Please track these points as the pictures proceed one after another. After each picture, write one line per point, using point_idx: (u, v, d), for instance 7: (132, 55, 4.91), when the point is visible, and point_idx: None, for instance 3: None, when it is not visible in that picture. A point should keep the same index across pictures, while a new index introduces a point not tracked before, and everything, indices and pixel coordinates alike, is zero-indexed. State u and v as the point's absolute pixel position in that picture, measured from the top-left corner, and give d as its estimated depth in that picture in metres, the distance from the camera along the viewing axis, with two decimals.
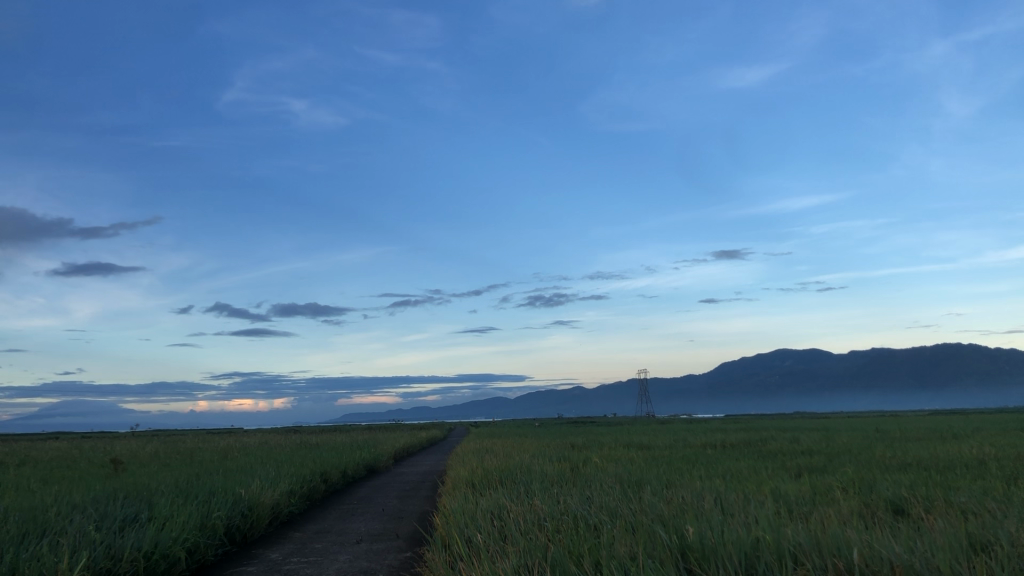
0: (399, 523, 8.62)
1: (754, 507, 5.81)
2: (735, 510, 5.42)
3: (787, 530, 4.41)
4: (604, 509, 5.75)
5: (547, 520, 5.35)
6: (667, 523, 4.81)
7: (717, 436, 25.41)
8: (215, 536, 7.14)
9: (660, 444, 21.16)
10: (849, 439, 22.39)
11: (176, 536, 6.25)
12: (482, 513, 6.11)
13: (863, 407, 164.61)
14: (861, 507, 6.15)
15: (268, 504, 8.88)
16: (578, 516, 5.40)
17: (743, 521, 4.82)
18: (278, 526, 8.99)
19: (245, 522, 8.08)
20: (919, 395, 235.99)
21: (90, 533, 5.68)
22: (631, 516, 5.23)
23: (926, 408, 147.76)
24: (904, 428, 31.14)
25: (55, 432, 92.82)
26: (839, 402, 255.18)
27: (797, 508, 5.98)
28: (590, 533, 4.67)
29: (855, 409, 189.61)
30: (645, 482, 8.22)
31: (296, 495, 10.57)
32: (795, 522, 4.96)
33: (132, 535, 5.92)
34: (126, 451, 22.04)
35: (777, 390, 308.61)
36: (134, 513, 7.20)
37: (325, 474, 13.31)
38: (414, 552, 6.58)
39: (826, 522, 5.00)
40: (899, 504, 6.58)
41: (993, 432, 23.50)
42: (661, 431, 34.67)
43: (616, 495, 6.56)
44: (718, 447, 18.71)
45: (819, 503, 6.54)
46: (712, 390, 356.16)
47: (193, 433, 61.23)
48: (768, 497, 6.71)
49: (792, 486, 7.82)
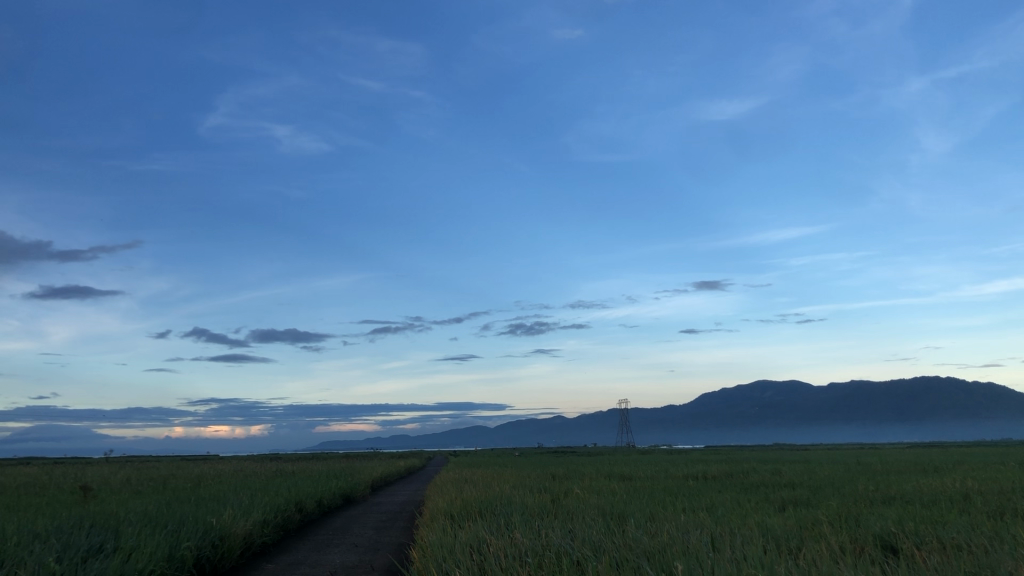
0: (375, 555, 8.40)
1: (740, 543, 5.65)
2: (725, 546, 5.26)
3: (781, 567, 4.21)
4: (587, 543, 5.56)
5: (528, 555, 5.17)
6: (654, 558, 4.65)
7: (695, 468, 25.25)
8: (183, 567, 6.89)
9: (640, 473, 21.04)
10: (828, 471, 22.30)
11: (142, 567, 6.01)
12: (461, 546, 5.93)
13: (840, 438, 165.55)
14: (850, 543, 5.99)
15: (240, 534, 8.64)
16: (561, 552, 5.21)
17: (731, 557, 4.67)
18: (250, 556, 8.74)
19: (215, 553, 7.83)
20: (897, 427, 236.98)
21: (50, 565, 5.44)
22: (616, 551, 5.07)
23: (904, 441, 147.91)
24: (880, 460, 31.11)
25: (26, 457, 92.01)
26: (818, 434, 255.96)
27: (786, 544, 5.84)
28: (573, 570, 4.48)
29: (833, 440, 190.55)
30: (627, 514, 8.06)
31: (270, 525, 10.31)
32: (787, 559, 4.81)
33: (94, 566, 5.68)
34: (96, 477, 21.64)
35: (756, 422, 309.18)
36: (100, 543, 6.94)
37: (300, 504, 13.03)
38: None
39: (817, 559, 4.86)
40: (888, 539, 6.45)
41: (975, 466, 23.49)
42: (642, 462, 34.56)
43: (599, 529, 6.42)
44: (701, 478, 18.60)
45: (807, 538, 6.40)
46: (691, 421, 356.51)
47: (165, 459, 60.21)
48: (755, 532, 6.58)
49: (778, 520, 7.71)
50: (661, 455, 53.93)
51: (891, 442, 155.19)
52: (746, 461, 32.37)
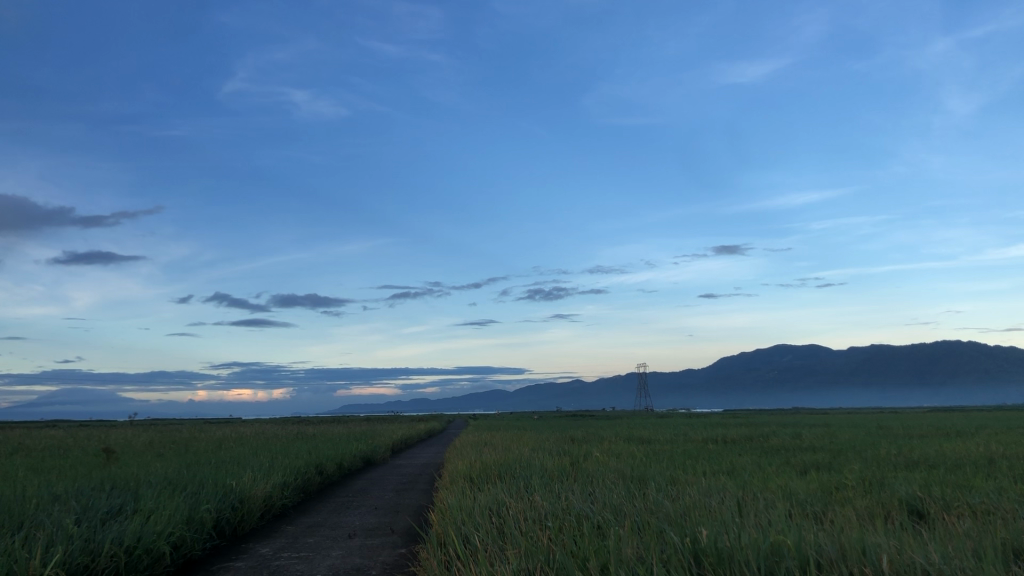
0: (395, 518, 8.39)
1: (764, 508, 5.52)
2: (748, 512, 5.13)
3: (808, 534, 4.04)
4: (608, 507, 5.45)
5: (548, 519, 5.06)
6: (677, 524, 4.53)
7: (717, 432, 25.09)
8: (202, 530, 6.86)
9: (661, 437, 20.88)
10: (850, 435, 22.04)
11: (160, 530, 5.98)
12: (480, 509, 5.83)
13: (859, 402, 165.48)
14: (877, 509, 5.86)
15: (260, 496, 8.64)
16: (580, 516, 5.10)
17: (757, 522, 4.53)
18: (271, 519, 8.76)
19: (236, 515, 7.83)
20: (918, 391, 235.86)
21: (68, 528, 5.40)
22: (637, 516, 4.95)
23: (926, 406, 146.82)
24: (903, 425, 30.60)
25: (53, 419, 93.67)
26: (838, 398, 255.68)
27: (811, 509, 5.71)
28: (593, 534, 4.37)
29: (853, 403, 190.28)
30: (648, 478, 7.96)
31: (290, 487, 10.34)
32: (810, 524, 4.67)
33: (112, 529, 5.66)
34: (121, 439, 21.93)
35: (775, 386, 309.01)
36: (120, 505, 6.93)
37: (320, 466, 13.06)
38: (409, 548, 6.35)
39: (844, 525, 4.71)
40: (915, 504, 6.31)
41: (998, 429, 23.20)
42: (664, 425, 34.62)
43: (620, 493, 6.33)
44: (721, 441, 18.53)
45: (831, 503, 6.27)
46: (710, 384, 356.94)
47: (189, 422, 60.88)
48: (778, 496, 6.47)
49: (801, 485, 7.58)
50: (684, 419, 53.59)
51: (913, 407, 154.00)
52: (766, 426, 32.18)
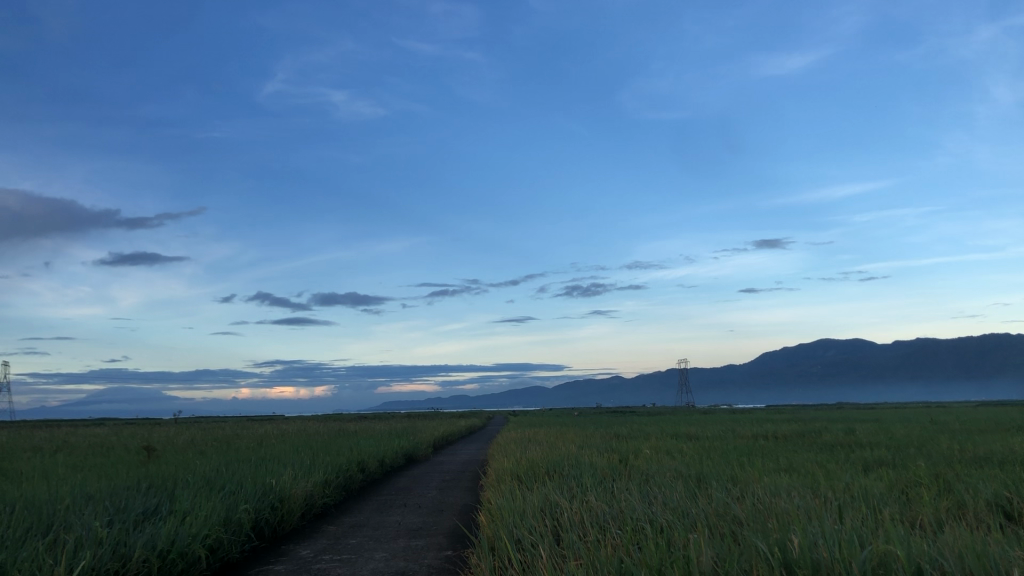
0: (440, 518, 8.05)
1: (840, 510, 5.10)
2: (830, 513, 4.72)
3: (907, 541, 3.60)
4: (674, 510, 5.03)
5: (612, 523, 4.66)
6: (754, 529, 4.09)
7: (766, 428, 24.51)
8: (241, 531, 6.57)
9: (708, 434, 20.35)
10: (906, 430, 21.34)
11: (196, 532, 5.67)
12: (532, 511, 5.49)
13: (904, 397, 163.13)
14: (959, 510, 5.40)
15: (300, 495, 8.35)
16: (645, 518, 4.73)
17: (841, 527, 4.07)
18: (311, 518, 8.48)
19: (275, 516, 7.55)
20: (967, 385, 231.35)
21: (99, 530, 5.12)
22: (705, 520, 4.54)
23: (977, 399, 143.38)
24: (962, 419, 29.91)
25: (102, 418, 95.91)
26: (884, 391, 251.86)
27: (889, 510, 5.27)
28: (664, 539, 3.97)
29: (899, 397, 187.47)
30: (706, 476, 7.58)
31: (332, 486, 10.04)
32: (897, 530, 4.19)
33: (145, 532, 5.37)
34: (164, 438, 21.98)
35: (819, 381, 305.09)
36: (155, 506, 6.65)
37: (362, 464, 12.76)
38: (455, 551, 6.01)
39: (928, 530, 4.26)
40: (1004, 506, 5.80)
41: None
42: (715, 421, 34.29)
43: (684, 493, 5.90)
44: (769, 438, 18.08)
45: (908, 503, 5.82)
46: (751, 380, 353.77)
47: (232, 420, 61.96)
48: (848, 495, 6.04)
49: (870, 483, 7.11)
50: (722, 414, 52.95)
51: (961, 401, 150.92)
52: (814, 420, 31.46)
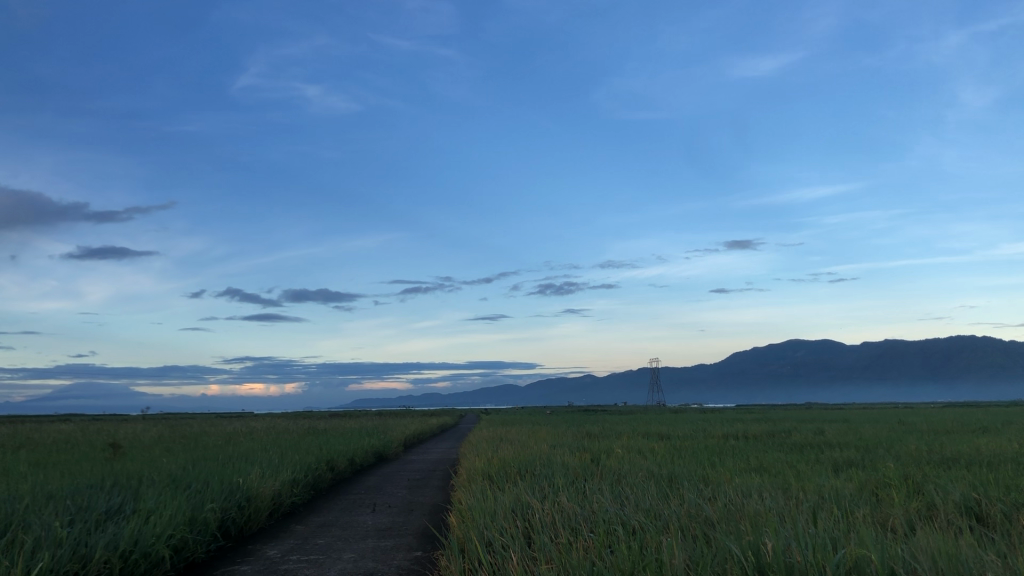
0: (409, 518, 7.97)
1: (811, 511, 5.10)
2: (801, 515, 4.72)
3: (877, 543, 3.58)
4: (646, 511, 4.99)
5: (584, 524, 4.61)
6: (725, 530, 4.06)
7: (737, 427, 24.61)
8: (206, 530, 6.46)
9: (680, 433, 20.40)
10: (874, 430, 21.54)
11: (160, 531, 5.55)
12: (503, 511, 5.43)
13: (872, 397, 165.02)
14: (926, 511, 5.42)
15: (268, 494, 8.24)
16: (616, 520, 4.68)
17: (810, 529, 4.04)
18: (279, 518, 8.37)
19: (242, 515, 7.42)
20: (933, 386, 234.53)
21: (58, 530, 4.99)
22: (676, 521, 4.50)
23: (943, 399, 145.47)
24: (928, 419, 30.31)
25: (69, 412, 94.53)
26: (851, 392, 254.68)
27: (858, 511, 5.26)
28: (634, 541, 3.93)
29: (867, 398, 189.66)
30: (677, 477, 7.57)
31: (300, 484, 9.92)
32: (867, 531, 4.19)
33: (108, 532, 5.25)
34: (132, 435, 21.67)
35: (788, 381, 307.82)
36: (118, 505, 6.52)
37: (331, 463, 12.64)
38: (424, 552, 5.95)
39: (895, 531, 4.26)
40: (971, 506, 5.84)
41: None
42: (687, 420, 34.56)
43: (656, 494, 5.86)
44: (738, 437, 18.18)
45: (878, 505, 5.84)
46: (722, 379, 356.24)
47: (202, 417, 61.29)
48: (817, 496, 6.04)
49: (839, 483, 7.13)
50: (693, 413, 53.20)
51: (926, 401, 153.05)
52: (784, 421, 31.69)
